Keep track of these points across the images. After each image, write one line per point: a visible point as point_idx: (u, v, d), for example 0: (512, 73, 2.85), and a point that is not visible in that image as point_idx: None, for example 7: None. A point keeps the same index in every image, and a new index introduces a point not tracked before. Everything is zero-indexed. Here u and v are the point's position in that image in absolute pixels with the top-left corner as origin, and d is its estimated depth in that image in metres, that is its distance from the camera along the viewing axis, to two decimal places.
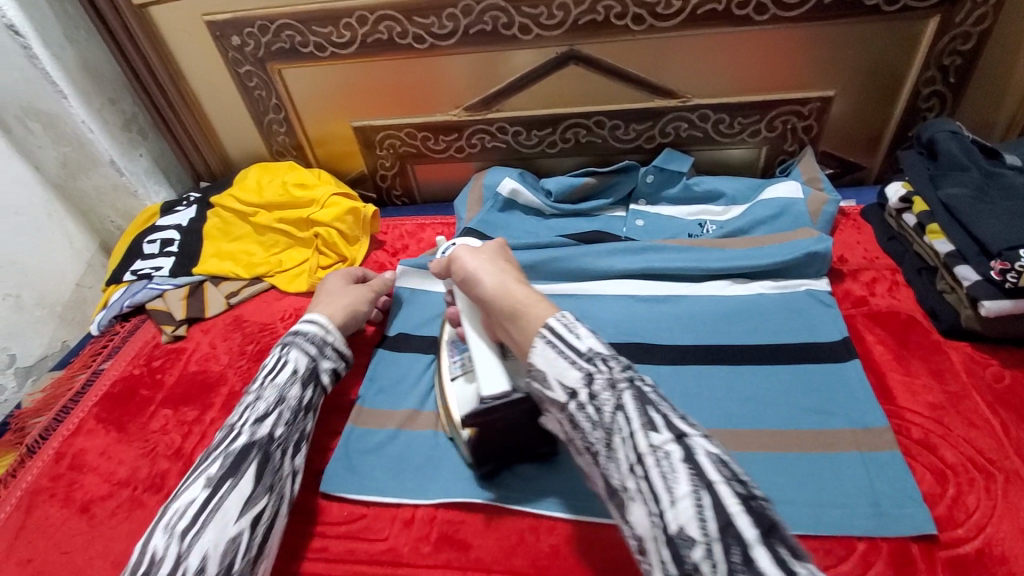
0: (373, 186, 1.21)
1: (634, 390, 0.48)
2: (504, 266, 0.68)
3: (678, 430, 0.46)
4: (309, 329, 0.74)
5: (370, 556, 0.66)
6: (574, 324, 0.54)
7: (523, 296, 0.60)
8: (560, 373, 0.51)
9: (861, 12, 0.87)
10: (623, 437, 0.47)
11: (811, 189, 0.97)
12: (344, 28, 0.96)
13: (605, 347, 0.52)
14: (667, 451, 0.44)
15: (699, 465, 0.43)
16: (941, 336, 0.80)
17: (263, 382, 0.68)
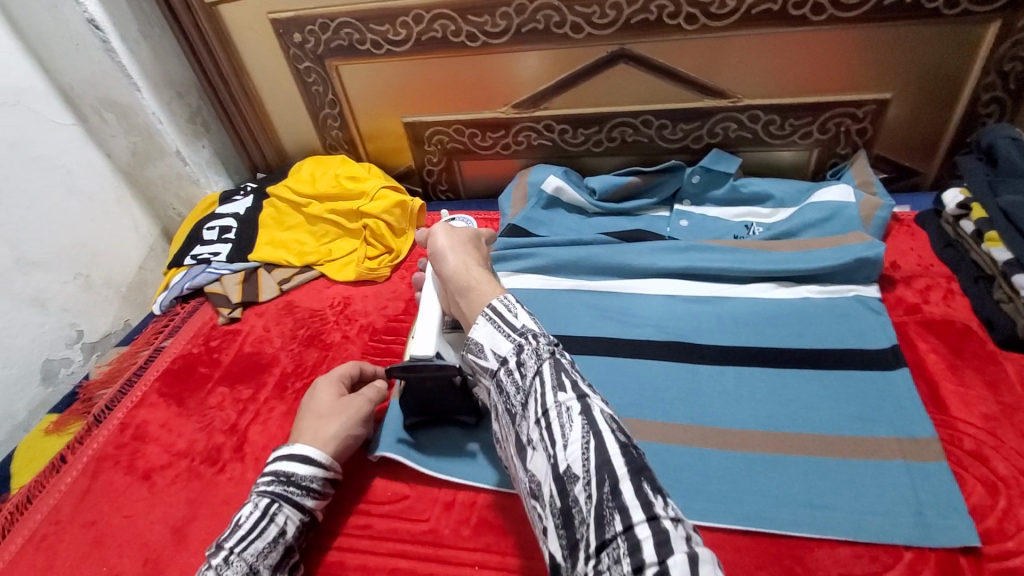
0: (419, 180, 1.24)
1: (552, 362, 0.52)
2: (472, 248, 0.69)
3: (583, 391, 0.50)
4: (303, 474, 0.63)
5: (411, 535, 0.68)
6: (514, 304, 0.58)
7: (474, 277, 0.64)
8: (495, 342, 0.56)
9: (922, 13, 0.85)
10: (534, 395, 0.51)
11: (864, 193, 0.95)
12: (399, 27, 0.99)
13: (537, 325, 0.55)
14: (569, 406, 0.48)
15: (594, 419, 0.47)
16: (997, 348, 0.77)
17: (239, 549, 0.56)
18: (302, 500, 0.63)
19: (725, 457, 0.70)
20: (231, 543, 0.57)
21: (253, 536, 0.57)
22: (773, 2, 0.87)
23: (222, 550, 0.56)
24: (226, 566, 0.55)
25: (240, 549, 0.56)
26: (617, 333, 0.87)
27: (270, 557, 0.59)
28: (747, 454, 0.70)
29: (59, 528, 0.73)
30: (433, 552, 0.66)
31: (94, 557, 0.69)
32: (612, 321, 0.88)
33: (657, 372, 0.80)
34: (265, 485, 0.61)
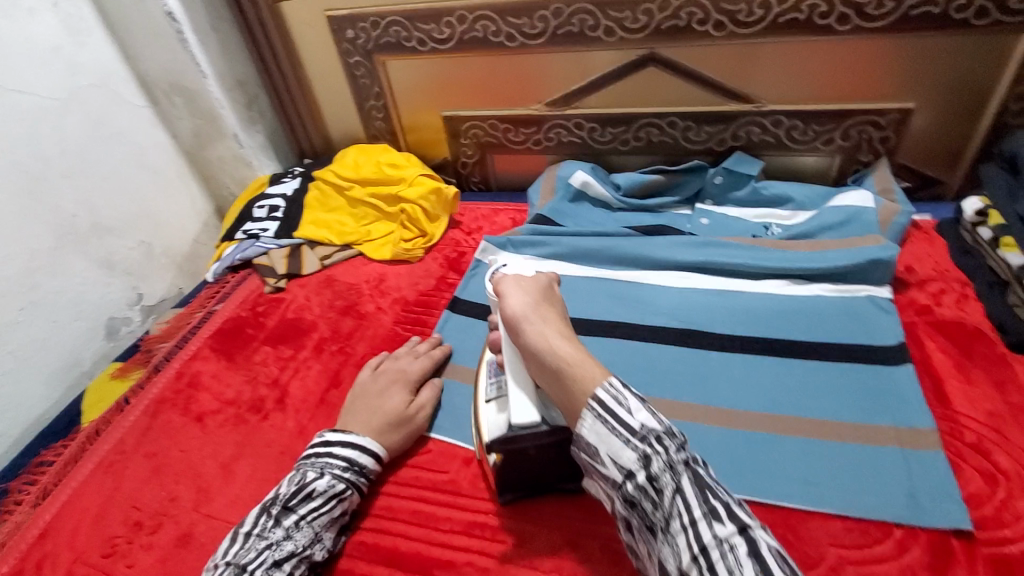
0: (454, 172, 1.31)
1: (691, 474, 0.50)
2: (545, 307, 0.65)
3: (739, 521, 0.47)
4: (371, 467, 0.71)
5: (431, 484, 0.74)
6: (623, 393, 0.54)
7: (567, 354, 0.59)
8: (616, 451, 0.52)
9: (950, 25, 0.88)
10: (683, 524, 0.48)
11: (883, 200, 0.98)
12: (445, 26, 1.07)
13: (662, 425, 0.52)
14: (731, 542, 0.45)
15: (763, 558, 0.44)
16: (1008, 350, 0.78)
17: (304, 515, 0.64)
18: (366, 488, 0.71)
19: (729, 435, 0.74)
20: (303, 510, 0.65)
21: (322, 510, 0.65)
22: (798, 12, 0.91)
23: (293, 514, 0.64)
24: (296, 529, 0.63)
25: (309, 517, 0.65)
26: (633, 318, 0.91)
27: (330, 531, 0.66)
28: (748, 433, 0.74)
29: (123, 457, 0.82)
30: (450, 502, 0.72)
31: (154, 482, 0.78)
32: (629, 308, 0.93)
33: (669, 355, 0.85)
34: (340, 472, 0.69)
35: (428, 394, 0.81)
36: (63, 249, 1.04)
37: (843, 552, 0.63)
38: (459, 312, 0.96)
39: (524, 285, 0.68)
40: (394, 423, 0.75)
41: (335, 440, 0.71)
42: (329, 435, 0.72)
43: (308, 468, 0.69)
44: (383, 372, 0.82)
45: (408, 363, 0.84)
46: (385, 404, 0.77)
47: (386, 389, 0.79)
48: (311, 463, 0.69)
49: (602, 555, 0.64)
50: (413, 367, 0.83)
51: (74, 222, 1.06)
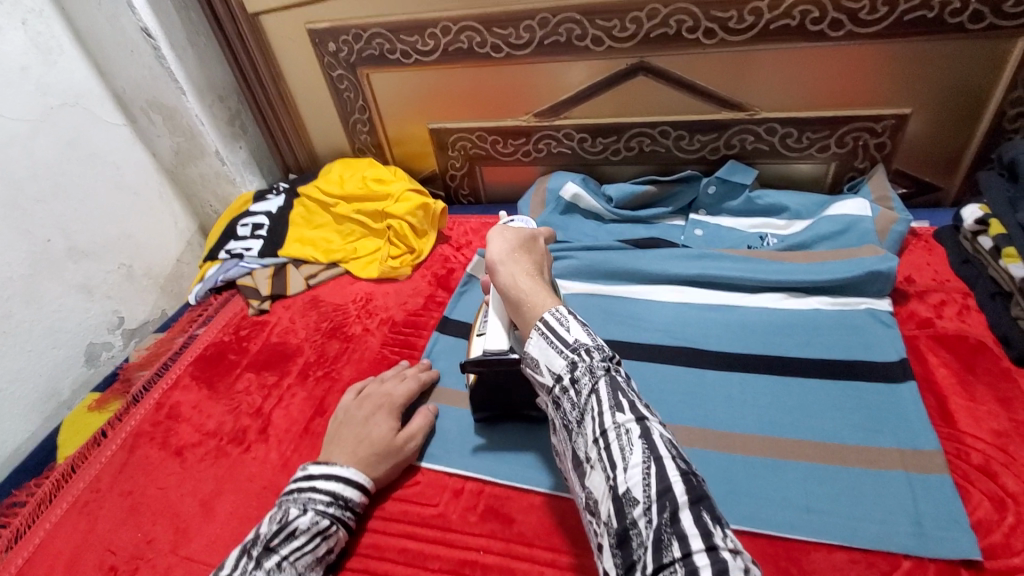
0: (442, 184, 1.28)
1: (608, 378, 0.51)
2: (524, 253, 0.67)
3: (641, 413, 0.49)
4: (356, 500, 0.68)
5: (420, 519, 0.71)
6: (566, 317, 0.56)
7: (528, 287, 0.62)
8: (549, 359, 0.55)
9: (946, 28, 0.85)
10: (592, 416, 0.50)
11: (881, 208, 0.96)
12: (428, 38, 1.04)
13: (593, 341, 0.54)
14: (627, 428, 0.48)
15: (655, 445, 0.47)
16: (1013, 365, 0.75)
17: (287, 555, 0.59)
18: (350, 524, 0.67)
19: (728, 460, 0.71)
20: (286, 550, 0.59)
21: (306, 549, 0.61)
22: (790, 18, 0.88)
23: (275, 554, 0.59)
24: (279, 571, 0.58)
25: (293, 557, 0.60)
26: (627, 336, 0.89)
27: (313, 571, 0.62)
28: (748, 458, 0.71)
29: (100, 495, 0.79)
30: (440, 538, 0.69)
31: (130, 522, 0.75)
32: (623, 325, 0.91)
33: (664, 375, 0.82)
34: (324, 507, 0.65)
35: (417, 422, 0.77)
36: (38, 276, 1.01)
37: None
38: (448, 333, 0.93)
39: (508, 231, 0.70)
40: (381, 453, 0.72)
41: (318, 474, 0.67)
42: (312, 468, 0.68)
43: (289, 505, 0.64)
44: (368, 397, 0.78)
45: (394, 387, 0.80)
46: (371, 433, 0.73)
47: (372, 415, 0.75)
48: (291, 500, 0.65)
49: None
50: (398, 391, 0.80)
51: (49, 247, 1.02)
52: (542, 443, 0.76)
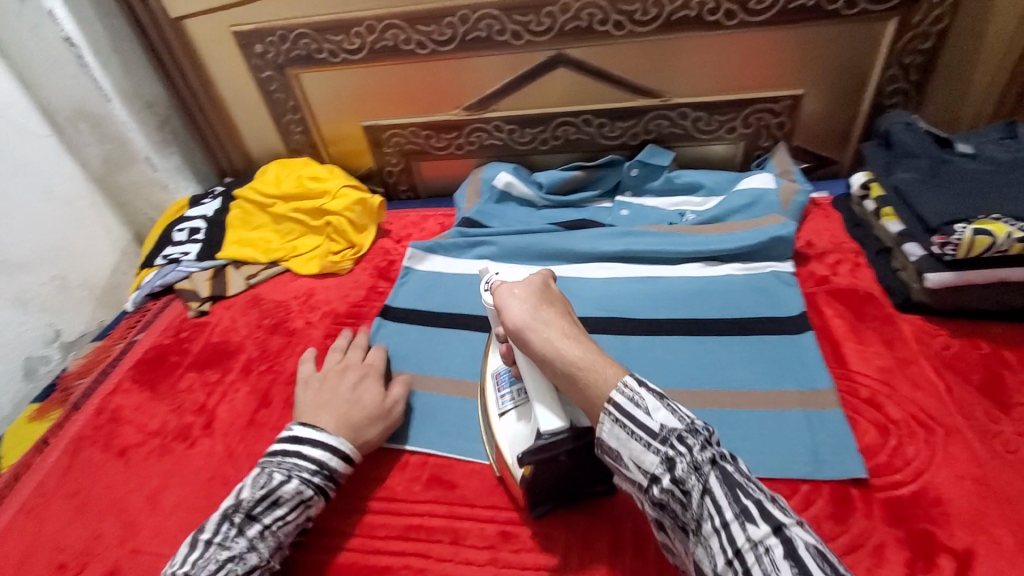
0: (380, 181, 1.30)
1: (718, 473, 0.47)
2: (547, 307, 0.60)
3: (773, 519, 0.44)
4: (340, 472, 0.69)
5: (366, 493, 0.74)
6: (640, 393, 0.51)
7: (581, 358, 0.55)
8: (638, 455, 0.50)
9: (825, 15, 0.95)
10: (716, 527, 0.45)
11: (782, 181, 1.06)
12: (353, 37, 1.07)
13: (682, 423, 0.49)
14: (766, 543, 0.43)
15: (803, 561, 0.42)
16: (895, 310, 0.84)
17: (268, 523, 0.61)
18: (332, 493, 0.68)
19: None
20: (268, 519, 0.62)
21: (289, 518, 0.63)
22: (689, 9, 0.96)
23: (257, 523, 0.61)
24: (260, 539, 0.60)
25: (273, 526, 0.62)
26: None
27: (291, 537, 0.64)
28: None
29: (43, 501, 0.79)
30: (385, 508, 0.72)
31: (75, 523, 0.75)
32: None
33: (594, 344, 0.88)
34: (309, 475, 0.66)
35: (397, 389, 0.81)
36: None
37: None
38: (390, 320, 0.96)
39: (523, 288, 0.62)
40: (374, 416, 0.75)
41: (306, 439, 0.69)
42: (299, 431, 0.70)
43: (274, 470, 0.65)
44: (349, 368, 0.81)
45: (363, 359, 0.84)
46: (358, 399, 0.76)
47: (357, 383, 0.79)
48: (277, 465, 0.66)
49: (533, 542, 0.66)
50: (370, 365, 0.83)
51: None
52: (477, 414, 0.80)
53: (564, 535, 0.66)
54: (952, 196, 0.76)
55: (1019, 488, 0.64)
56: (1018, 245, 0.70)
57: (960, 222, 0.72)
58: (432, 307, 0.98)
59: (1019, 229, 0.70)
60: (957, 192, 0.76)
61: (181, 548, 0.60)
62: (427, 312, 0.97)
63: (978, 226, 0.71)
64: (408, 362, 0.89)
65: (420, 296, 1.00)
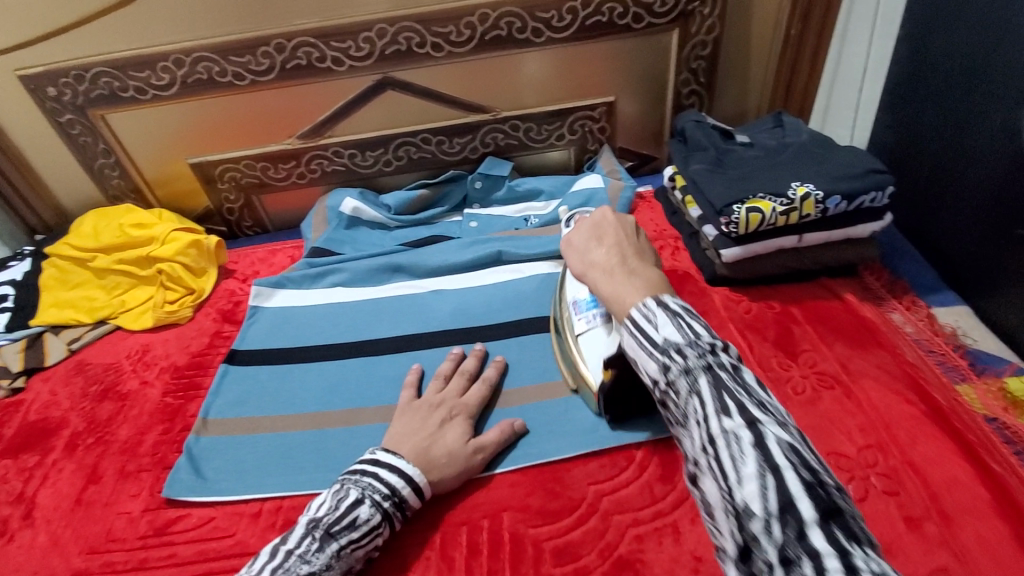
0: (221, 220, 1.23)
1: (710, 376, 0.46)
2: (598, 246, 0.67)
3: (749, 415, 0.43)
4: (410, 499, 0.65)
5: (213, 553, 0.69)
6: (655, 311, 0.52)
7: (615, 287, 0.60)
8: (641, 361, 0.51)
9: (619, 29, 1.05)
10: (698, 421, 0.45)
11: (611, 179, 1.15)
12: (161, 71, 1.01)
13: (684, 336, 0.48)
14: (738, 434, 0.42)
15: (770, 452, 0.40)
16: (707, 285, 0.96)
17: (340, 545, 0.59)
18: (398, 520, 0.65)
19: (500, 411, 0.80)
20: (344, 539, 0.59)
21: (362, 543, 0.60)
22: (499, 28, 1.03)
23: (336, 542, 0.58)
24: (341, 556, 0.59)
25: (346, 550, 0.59)
26: (416, 329, 0.95)
27: (359, 559, 0.61)
28: (522, 405, 0.81)
29: None
30: (236, 563, 0.68)
31: None
32: (410, 319, 0.97)
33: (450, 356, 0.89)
34: (381, 499, 0.63)
35: (492, 433, 0.74)
36: None
37: (599, 487, 0.71)
38: (237, 365, 0.91)
39: (599, 218, 0.71)
40: (451, 459, 0.69)
41: (384, 461, 0.65)
42: (380, 453, 0.66)
43: (351, 487, 0.62)
44: (443, 402, 0.74)
45: (469, 394, 0.77)
46: (443, 439, 0.70)
47: (446, 420, 0.72)
48: (355, 481, 0.63)
49: (393, 564, 0.66)
50: (472, 396, 0.77)
51: None
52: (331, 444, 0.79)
53: (422, 550, 0.67)
54: (731, 181, 0.88)
55: (805, 423, 0.75)
56: (782, 218, 0.83)
57: (737, 203, 0.84)
58: (282, 344, 0.94)
59: (780, 204, 0.82)
60: (735, 176, 0.89)
61: (261, 554, 0.58)
62: (278, 351, 0.93)
63: (750, 205, 0.83)
64: (255, 407, 0.85)
65: (269, 335, 0.96)
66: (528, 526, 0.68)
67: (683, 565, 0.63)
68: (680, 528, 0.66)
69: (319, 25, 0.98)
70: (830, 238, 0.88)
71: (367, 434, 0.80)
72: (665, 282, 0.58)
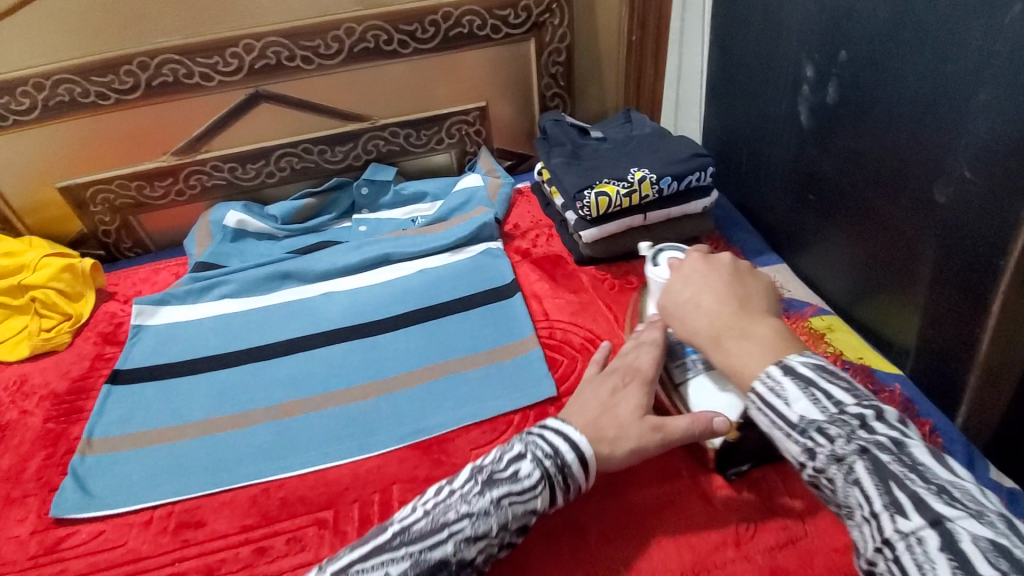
0: (97, 244, 1.19)
1: (867, 462, 0.46)
2: (700, 294, 0.62)
3: (930, 512, 0.42)
4: (573, 465, 0.61)
5: (106, 563, 0.70)
6: (781, 383, 0.51)
7: (724, 354, 0.57)
8: (780, 442, 0.51)
9: (480, 39, 1.15)
10: (866, 515, 0.45)
11: (490, 178, 1.24)
12: (16, 95, 0.99)
13: (824, 413, 0.49)
14: (919, 536, 0.42)
15: (963, 553, 0.40)
16: (577, 265, 1.07)
17: (498, 491, 0.58)
18: (562, 487, 0.61)
19: (391, 396, 0.87)
20: (507, 488, 0.58)
21: (523, 495, 0.58)
22: (367, 41, 1.09)
23: (499, 487, 0.58)
24: (503, 500, 0.57)
25: (505, 500, 0.57)
26: (306, 330, 0.98)
27: (521, 521, 0.58)
28: (410, 388, 0.88)
29: None
30: (128, 569, 0.69)
31: None
32: (301, 321, 1.00)
33: (342, 351, 0.94)
34: (545, 455, 0.61)
35: (682, 417, 0.63)
36: None
37: (481, 450, 0.79)
38: (122, 383, 0.91)
39: (686, 263, 0.67)
40: (625, 435, 0.63)
41: (551, 426, 0.63)
42: (549, 419, 0.65)
43: (516, 442, 0.62)
44: (612, 371, 0.70)
45: (643, 359, 0.70)
46: (614, 409, 0.65)
47: (614, 391, 0.67)
48: (522, 437, 0.63)
49: (288, 546, 0.70)
50: (645, 362, 0.69)
51: None
52: (223, 447, 0.81)
53: (318, 529, 0.72)
54: (583, 170, 1.00)
55: None
56: (626, 199, 0.95)
57: (587, 189, 0.96)
58: (170, 359, 0.95)
59: (622, 187, 0.95)
60: (586, 166, 1.01)
61: (431, 490, 0.61)
62: (165, 365, 0.94)
63: (598, 189, 0.96)
64: (142, 421, 0.85)
65: (156, 350, 0.96)
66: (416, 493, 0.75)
67: None
68: None
69: (183, 42, 1.00)
70: (672, 215, 1.02)
71: (261, 431, 0.83)
72: (784, 340, 0.56)
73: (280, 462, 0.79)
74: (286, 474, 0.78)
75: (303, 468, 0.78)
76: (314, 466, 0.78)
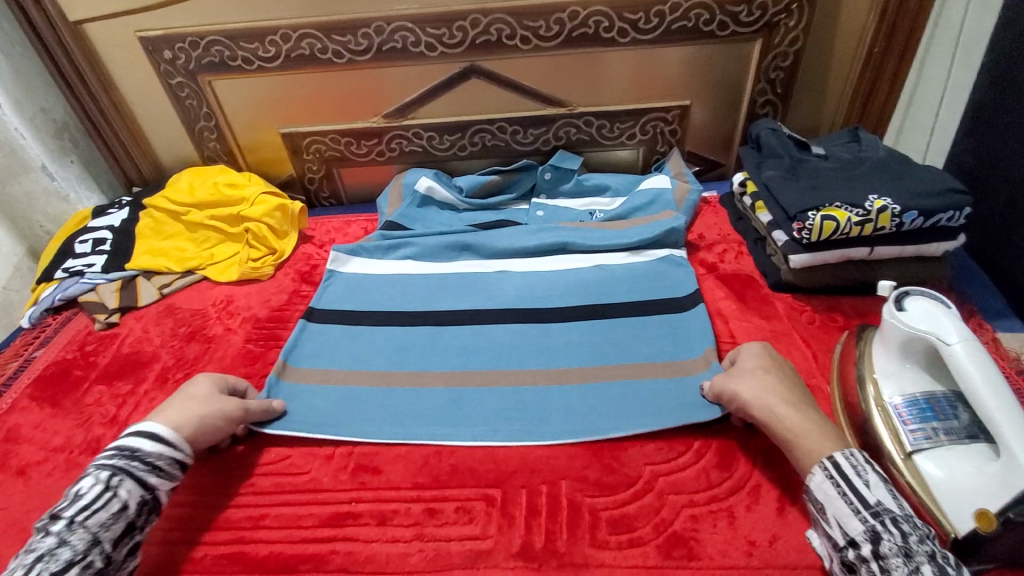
0: (301, 189, 1.30)
1: (936, 569, 0.51)
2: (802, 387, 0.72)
3: None
4: (139, 452, 0.65)
5: (291, 486, 0.75)
6: (864, 467, 0.58)
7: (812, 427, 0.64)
8: (841, 514, 0.57)
9: (703, 35, 1.08)
10: None
11: (677, 181, 1.16)
12: (268, 45, 1.09)
13: (900, 508, 0.55)
14: None
15: None
16: (770, 290, 0.97)
17: (60, 519, 0.58)
18: (136, 485, 0.63)
19: (563, 388, 0.84)
20: (71, 513, 0.59)
21: (89, 512, 0.59)
22: (587, 27, 1.07)
23: (61, 520, 0.58)
24: (87, 518, 0.59)
25: (80, 518, 0.58)
26: (480, 305, 0.99)
27: (113, 529, 0.60)
28: (582, 384, 0.84)
29: None
30: (310, 498, 0.74)
31: None
32: (476, 295, 1.01)
33: (516, 332, 0.93)
34: (105, 461, 0.63)
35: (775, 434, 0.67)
36: None
37: (656, 467, 0.74)
38: (314, 321, 0.97)
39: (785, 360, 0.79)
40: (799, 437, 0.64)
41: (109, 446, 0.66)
42: None
43: None
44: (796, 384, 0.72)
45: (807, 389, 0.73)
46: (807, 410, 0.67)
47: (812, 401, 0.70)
48: None
49: (456, 515, 0.70)
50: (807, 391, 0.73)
51: None
52: (399, 402, 0.84)
53: (485, 507, 0.71)
54: (805, 189, 0.90)
55: None
56: (856, 228, 0.84)
57: (811, 211, 0.86)
58: (355, 308, 1.00)
59: (856, 214, 0.84)
60: (808, 185, 0.91)
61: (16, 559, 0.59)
62: (350, 312, 0.99)
63: (825, 212, 0.85)
64: (328, 360, 0.91)
65: (344, 297, 1.02)
66: (584, 495, 0.71)
67: (737, 548, 0.65)
68: (735, 514, 0.68)
69: (418, 11, 1.04)
70: (902, 253, 0.89)
71: (434, 395, 0.85)
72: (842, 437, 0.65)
73: (451, 429, 0.80)
74: (457, 442, 0.78)
75: (472, 440, 0.78)
76: (482, 441, 0.78)
